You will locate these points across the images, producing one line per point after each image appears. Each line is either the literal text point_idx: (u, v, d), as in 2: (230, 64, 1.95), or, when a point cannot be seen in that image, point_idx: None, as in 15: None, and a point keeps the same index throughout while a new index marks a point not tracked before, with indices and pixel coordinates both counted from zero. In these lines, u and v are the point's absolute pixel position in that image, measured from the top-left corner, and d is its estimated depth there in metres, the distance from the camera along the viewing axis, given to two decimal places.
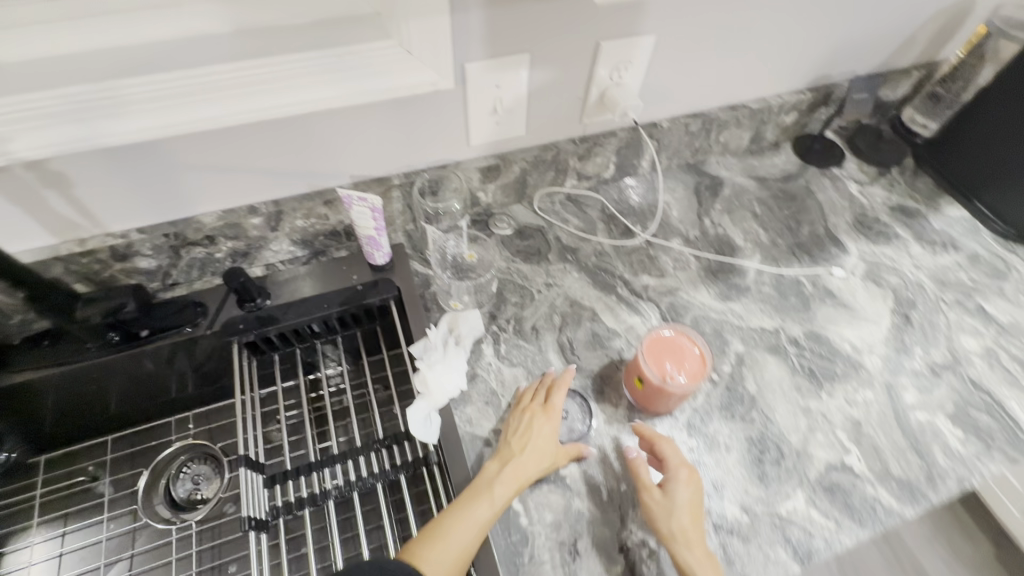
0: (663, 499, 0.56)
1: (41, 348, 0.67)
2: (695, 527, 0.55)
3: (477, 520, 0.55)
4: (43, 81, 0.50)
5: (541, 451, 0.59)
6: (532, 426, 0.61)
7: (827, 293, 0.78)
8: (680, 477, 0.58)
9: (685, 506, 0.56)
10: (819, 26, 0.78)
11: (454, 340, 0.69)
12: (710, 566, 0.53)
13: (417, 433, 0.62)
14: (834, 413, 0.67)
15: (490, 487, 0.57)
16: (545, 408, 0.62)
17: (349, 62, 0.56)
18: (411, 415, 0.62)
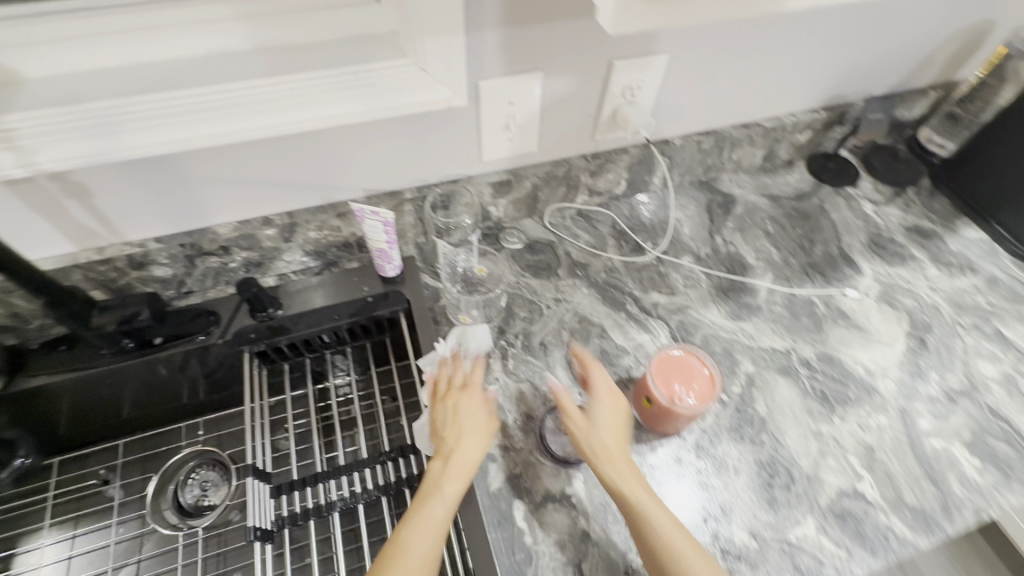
0: (585, 420, 0.60)
1: (58, 353, 0.68)
2: (617, 442, 0.59)
3: (435, 523, 0.54)
4: (68, 95, 0.52)
5: (476, 431, 0.61)
6: (458, 410, 0.62)
7: (840, 314, 0.77)
8: (602, 399, 0.62)
9: (606, 423, 0.60)
10: (833, 46, 0.78)
11: (462, 354, 0.68)
12: (636, 478, 0.57)
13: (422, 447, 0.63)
14: (846, 437, 0.66)
15: (438, 488, 0.56)
16: (463, 388, 0.64)
17: (364, 79, 0.57)
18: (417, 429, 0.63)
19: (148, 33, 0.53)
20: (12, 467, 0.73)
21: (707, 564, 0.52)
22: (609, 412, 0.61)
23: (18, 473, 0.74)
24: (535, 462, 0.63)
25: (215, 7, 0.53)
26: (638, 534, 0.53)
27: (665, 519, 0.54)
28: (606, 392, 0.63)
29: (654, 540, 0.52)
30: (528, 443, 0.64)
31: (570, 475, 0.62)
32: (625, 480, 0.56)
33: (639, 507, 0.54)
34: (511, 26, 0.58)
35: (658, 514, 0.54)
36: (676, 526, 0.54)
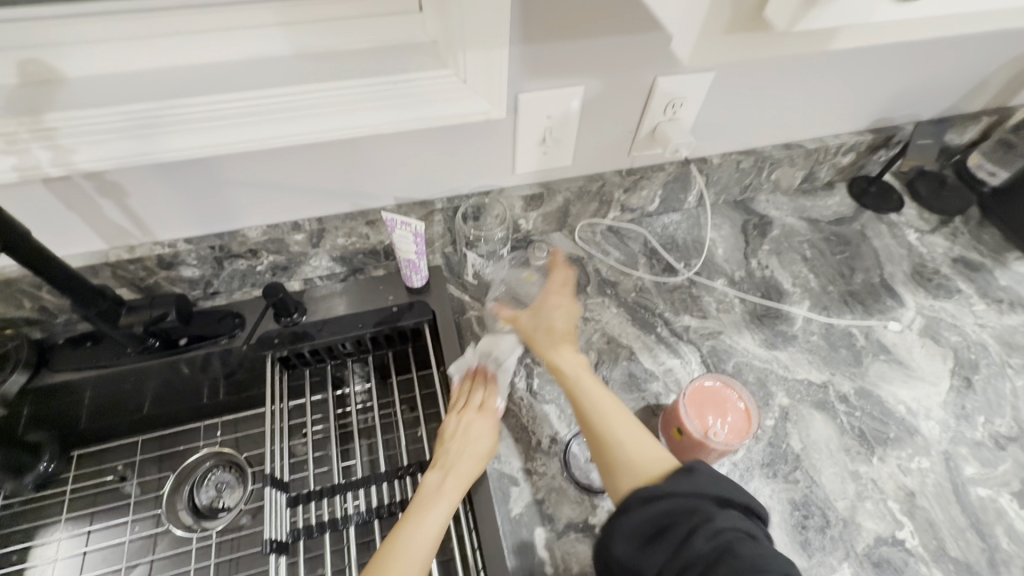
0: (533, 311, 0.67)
1: (84, 349, 0.69)
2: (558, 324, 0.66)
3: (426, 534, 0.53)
4: (107, 96, 0.51)
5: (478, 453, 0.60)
6: (468, 427, 0.61)
7: (881, 348, 0.73)
8: (549, 296, 0.68)
9: (552, 315, 0.66)
10: (886, 68, 0.74)
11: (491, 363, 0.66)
12: (574, 355, 0.63)
13: None
14: (885, 480, 0.63)
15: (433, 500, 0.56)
16: (476, 406, 0.63)
17: (404, 89, 0.56)
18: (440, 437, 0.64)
19: (190, 36, 0.53)
20: (37, 472, 0.73)
21: (639, 434, 0.56)
22: (559, 307, 0.67)
23: (42, 479, 0.74)
24: (558, 487, 0.61)
25: (259, 11, 0.53)
26: (575, 408, 0.59)
27: (597, 396, 0.59)
28: (556, 288, 0.68)
29: (587, 416, 0.58)
30: (552, 467, 0.62)
31: (594, 504, 0.60)
32: (563, 360, 0.62)
33: (574, 382, 0.60)
34: (555, 39, 0.56)
35: (594, 391, 0.59)
36: (612, 402, 0.59)
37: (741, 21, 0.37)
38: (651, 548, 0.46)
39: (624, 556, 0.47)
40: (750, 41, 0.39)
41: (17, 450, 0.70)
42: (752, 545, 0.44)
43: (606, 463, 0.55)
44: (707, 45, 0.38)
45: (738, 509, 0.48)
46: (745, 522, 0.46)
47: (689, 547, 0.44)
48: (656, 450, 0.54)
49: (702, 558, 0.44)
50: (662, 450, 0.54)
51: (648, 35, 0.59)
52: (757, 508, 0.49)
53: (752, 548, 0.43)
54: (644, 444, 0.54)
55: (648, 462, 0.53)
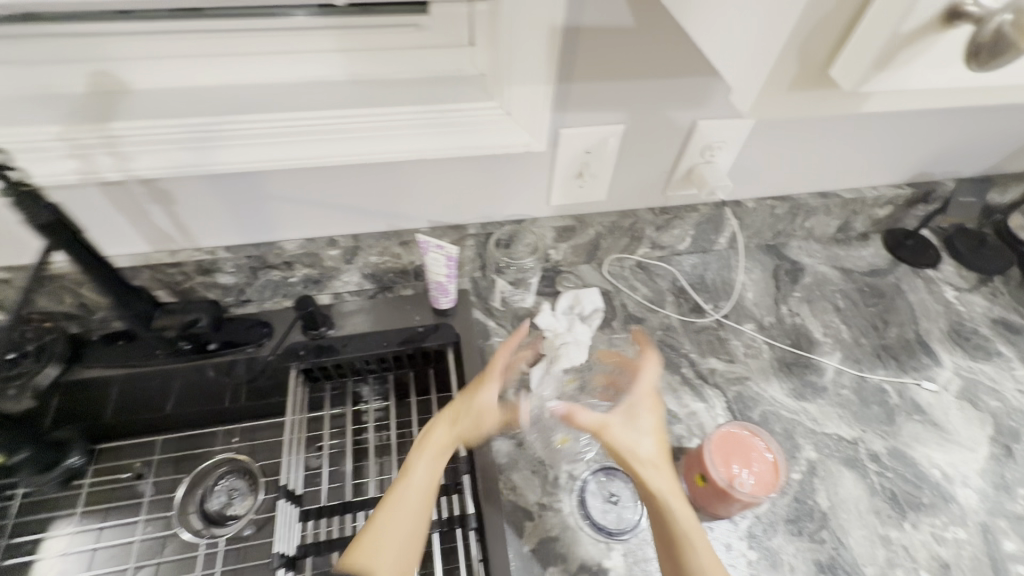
0: (625, 421, 0.59)
1: (118, 346, 0.70)
2: (657, 447, 0.58)
3: (413, 502, 0.55)
4: (170, 108, 0.54)
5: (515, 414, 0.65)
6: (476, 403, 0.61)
7: (915, 408, 0.71)
8: (641, 409, 0.60)
9: (648, 434, 0.58)
10: (929, 124, 0.74)
11: (578, 315, 0.74)
12: (676, 492, 0.55)
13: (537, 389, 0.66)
14: (918, 549, 0.60)
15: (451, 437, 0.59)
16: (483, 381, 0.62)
17: (452, 118, 0.58)
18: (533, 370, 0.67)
19: (253, 56, 0.55)
20: (65, 467, 0.73)
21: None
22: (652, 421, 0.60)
23: (68, 473, 0.74)
24: (574, 525, 0.59)
25: (318, 37, 0.55)
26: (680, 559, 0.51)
27: (703, 557, 0.50)
28: (650, 401, 0.61)
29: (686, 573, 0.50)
30: (568, 504, 0.61)
31: (609, 547, 0.58)
32: (664, 499, 0.54)
33: (682, 529, 0.52)
34: (599, 79, 0.58)
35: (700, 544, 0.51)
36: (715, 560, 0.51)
37: (808, 77, 0.34)
38: None
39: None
40: (816, 99, 0.36)
41: (46, 449, 0.71)
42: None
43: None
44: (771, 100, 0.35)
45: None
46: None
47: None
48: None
49: None
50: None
51: (692, 78, 0.60)
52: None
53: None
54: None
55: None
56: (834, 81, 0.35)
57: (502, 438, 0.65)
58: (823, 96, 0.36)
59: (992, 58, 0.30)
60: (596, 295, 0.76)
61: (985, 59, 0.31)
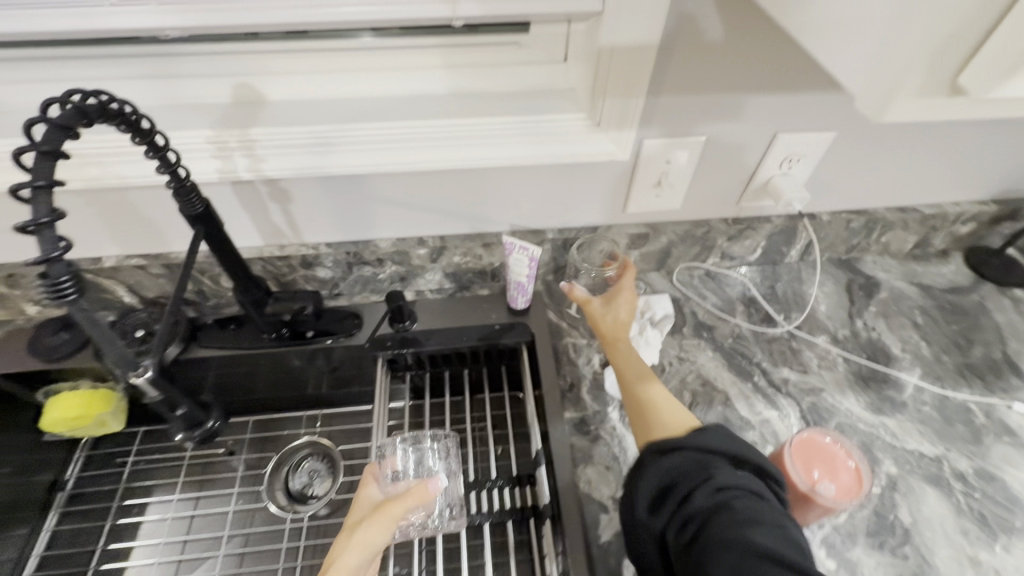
0: (605, 303, 0.68)
1: (228, 330, 0.77)
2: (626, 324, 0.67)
3: None
4: (299, 118, 0.61)
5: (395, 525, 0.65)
6: (361, 501, 0.61)
7: (1005, 430, 0.68)
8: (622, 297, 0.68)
9: (619, 313, 0.68)
10: (1019, 139, 0.73)
11: (649, 322, 0.76)
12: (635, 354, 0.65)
13: (612, 394, 0.71)
14: (1010, 572, 0.58)
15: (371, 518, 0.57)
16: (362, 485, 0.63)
17: (544, 127, 0.62)
18: (606, 374, 0.72)
19: (371, 74, 0.63)
20: (207, 429, 0.65)
21: (668, 399, 0.60)
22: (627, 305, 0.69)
23: (209, 436, 0.65)
24: None
25: (426, 56, 0.63)
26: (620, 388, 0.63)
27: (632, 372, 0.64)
28: (627, 290, 0.68)
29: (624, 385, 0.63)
30: None
31: None
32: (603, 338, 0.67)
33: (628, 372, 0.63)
34: (686, 93, 0.61)
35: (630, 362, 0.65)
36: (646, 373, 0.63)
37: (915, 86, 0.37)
38: (660, 509, 0.50)
39: (638, 511, 0.51)
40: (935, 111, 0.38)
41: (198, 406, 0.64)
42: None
43: (639, 417, 0.59)
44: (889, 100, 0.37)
45: (749, 474, 0.51)
46: (751, 486, 0.48)
47: (689, 501, 0.48)
48: (683, 412, 0.59)
49: (702, 510, 0.47)
50: (692, 414, 0.58)
51: (775, 93, 0.62)
52: (769, 472, 0.51)
53: (752, 505, 0.46)
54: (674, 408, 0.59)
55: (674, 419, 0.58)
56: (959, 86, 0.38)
57: (576, 433, 0.68)
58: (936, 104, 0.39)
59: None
60: (666, 303, 0.78)
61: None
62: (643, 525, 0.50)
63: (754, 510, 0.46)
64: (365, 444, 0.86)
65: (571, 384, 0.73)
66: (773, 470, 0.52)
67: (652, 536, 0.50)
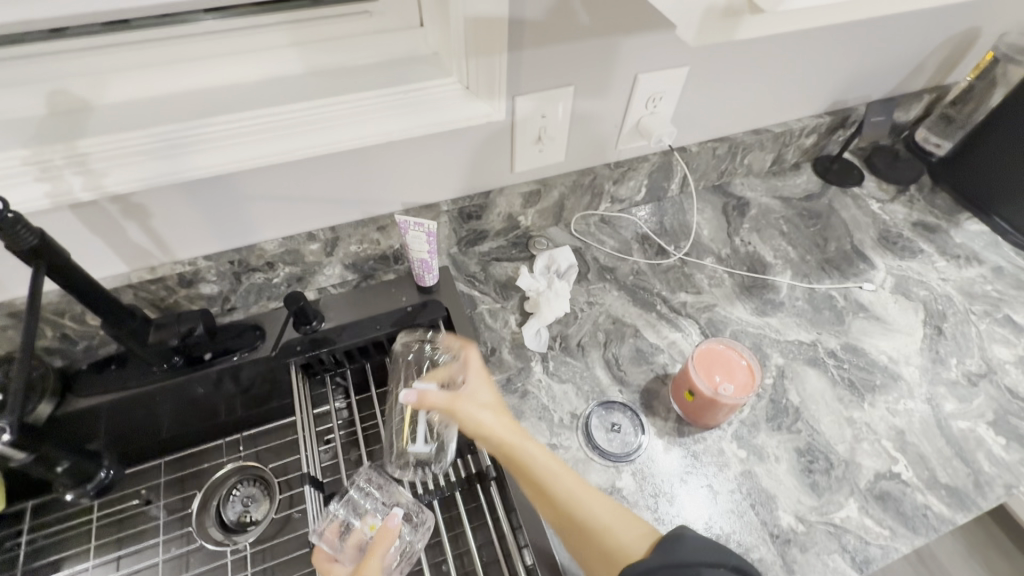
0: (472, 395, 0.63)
1: (110, 372, 0.69)
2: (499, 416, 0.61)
3: None
4: (136, 121, 0.55)
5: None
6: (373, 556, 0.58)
7: (860, 307, 0.80)
8: (475, 379, 0.64)
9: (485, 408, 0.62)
10: (836, 54, 0.83)
11: (555, 274, 0.79)
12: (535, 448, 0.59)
13: (531, 346, 0.73)
14: (878, 422, 0.69)
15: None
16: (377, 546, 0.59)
17: (413, 97, 0.61)
18: (525, 329, 0.74)
19: (210, 60, 0.57)
20: (97, 480, 0.73)
21: (615, 511, 0.56)
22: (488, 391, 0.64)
23: (102, 486, 0.74)
24: (584, 457, 0.65)
25: (271, 35, 0.58)
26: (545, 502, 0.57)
27: (566, 488, 0.57)
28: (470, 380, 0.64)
29: (559, 504, 0.56)
30: (577, 440, 0.66)
31: (619, 469, 0.64)
32: (519, 448, 0.59)
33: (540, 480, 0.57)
34: (544, 45, 0.62)
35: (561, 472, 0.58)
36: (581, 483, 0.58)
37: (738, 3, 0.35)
38: None
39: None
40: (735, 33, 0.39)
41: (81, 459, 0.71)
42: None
43: (584, 540, 0.55)
44: (709, 37, 0.36)
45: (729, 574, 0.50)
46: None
47: None
48: (637, 526, 0.55)
49: None
50: (639, 521, 0.55)
51: (625, 35, 0.65)
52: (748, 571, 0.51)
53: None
54: (623, 521, 0.55)
55: (632, 544, 0.53)
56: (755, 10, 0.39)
57: (504, 393, 0.70)
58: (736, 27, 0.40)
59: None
60: (569, 254, 0.80)
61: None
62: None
63: None
64: (298, 456, 0.82)
65: (493, 348, 0.74)
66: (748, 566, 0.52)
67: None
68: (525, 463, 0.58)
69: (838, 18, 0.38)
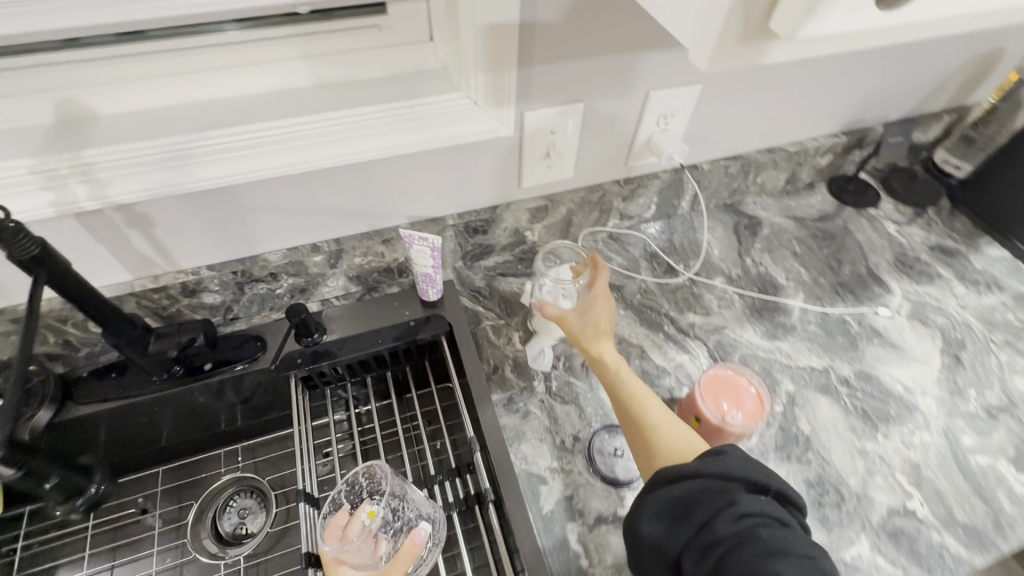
0: (581, 307, 0.67)
1: (110, 380, 0.69)
2: (603, 326, 0.65)
3: None
4: (142, 132, 0.55)
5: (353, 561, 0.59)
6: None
7: (874, 333, 0.78)
8: (593, 298, 0.67)
9: (596, 317, 0.66)
10: (853, 74, 0.81)
11: None
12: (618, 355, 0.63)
13: (533, 364, 0.72)
14: (892, 455, 0.66)
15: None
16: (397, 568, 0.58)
17: (421, 111, 0.60)
18: (528, 347, 0.72)
19: (219, 72, 0.57)
20: (88, 495, 0.73)
21: (673, 422, 0.58)
22: (605, 314, 0.67)
23: (93, 501, 0.73)
24: (585, 482, 0.63)
25: (280, 48, 0.58)
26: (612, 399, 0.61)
27: (635, 390, 0.61)
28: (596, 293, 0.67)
29: (625, 400, 0.60)
30: (578, 464, 0.65)
31: (620, 496, 0.62)
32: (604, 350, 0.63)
33: (614, 377, 0.61)
34: (555, 61, 0.61)
35: (631, 381, 0.62)
36: (647, 393, 0.61)
37: (753, 32, 0.33)
38: (677, 526, 0.48)
39: (651, 536, 0.49)
40: None
41: (72, 472, 0.70)
42: (780, 530, 0.45)
43: (635, 438, 0.58)
44: (723, 63, 0.34)
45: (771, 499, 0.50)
46: (769, 510, 0.47)
47: (712, 529, 0.46)
48: (691, 440, 0.57)
49: (726, 538, 0.45)
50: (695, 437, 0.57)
51: (638, 53, 0.64)
52: (792, 498, 0.50)
53: (776, 534, 0.45)
54: (678, 430, 0.57)
55: (678, 449, 0.55)
56: None
57: (505, 413, 0.68)
58: None
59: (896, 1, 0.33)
60: None
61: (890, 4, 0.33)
62: (653, 546, 0.49)
63: (778, 539, 0.44)
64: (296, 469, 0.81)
65: (495, 366, 0.73)
66: (791, 493, 0.51)
67: (663, 559, 0.48)
68: (604, 362, 0.63)
69: (859, 48, 0.37)
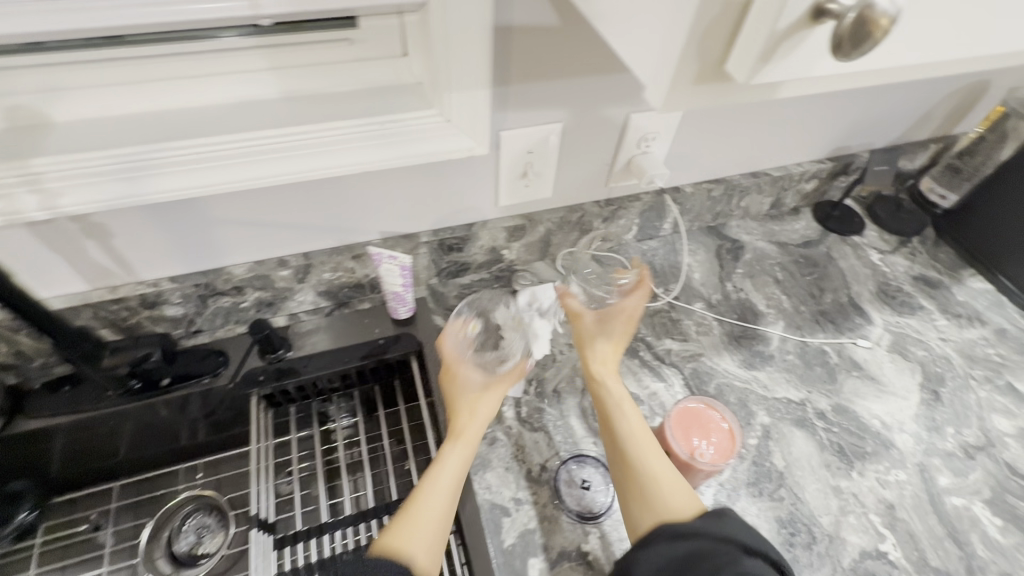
0: (596, 326, 0.68)
1: (63, 394, 0.66)
2: (608, 360, 0.66)
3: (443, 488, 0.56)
4: (99, 140, 0.53)
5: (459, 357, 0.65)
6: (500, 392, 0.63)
7: (854, 365, 0.76)
8: (610, 322, 0.68)
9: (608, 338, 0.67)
10: (839, 100, 0.80)
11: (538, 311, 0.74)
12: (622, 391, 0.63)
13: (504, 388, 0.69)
14: (866, 494, 0.65)
15: (476, 403, 0.62)
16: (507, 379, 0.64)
17: (392, 127, 0.58)
18: None
19: (182, 82, 0.56)
20: (17, 523, 0.69)
21: (673, 476, 0.55)
22: (620, 330, 0.68)
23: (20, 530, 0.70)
24: (551, 515, 0.61)
25: (248, 57, 0.56)
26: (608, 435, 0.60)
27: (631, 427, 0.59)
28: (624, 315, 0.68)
29: (618, 437, 0.59)
30: (544, 495, 0.63)
31: (585, 531, 0.60)
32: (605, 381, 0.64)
33: (614, 407, 0.62)
34: (532, 80, 0.60)
35: (627, 409, 0.61)
36: (643, 426, 0.60)
37: None
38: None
39: None
40: (714, 95, 0.38)
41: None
42: None
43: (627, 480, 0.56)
44: None
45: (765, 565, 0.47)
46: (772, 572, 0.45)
47: None
48: (688, 496, 0.53)
49: None
50: (694, 494, 0.53)
51: (618, 75, 0.63)
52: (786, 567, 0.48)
53: None
54: (676, 483, 0.54)
55: (674, 501, 0.52)
56: (730, 75, 0.37)
57: None
58: (716, 93, 0.38)
59: (856, 48, 0.31)
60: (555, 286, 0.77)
61: (850, 48, 0.32)
62: None
63: None
64: None
65: None
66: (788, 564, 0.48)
67: None
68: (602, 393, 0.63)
69: None
